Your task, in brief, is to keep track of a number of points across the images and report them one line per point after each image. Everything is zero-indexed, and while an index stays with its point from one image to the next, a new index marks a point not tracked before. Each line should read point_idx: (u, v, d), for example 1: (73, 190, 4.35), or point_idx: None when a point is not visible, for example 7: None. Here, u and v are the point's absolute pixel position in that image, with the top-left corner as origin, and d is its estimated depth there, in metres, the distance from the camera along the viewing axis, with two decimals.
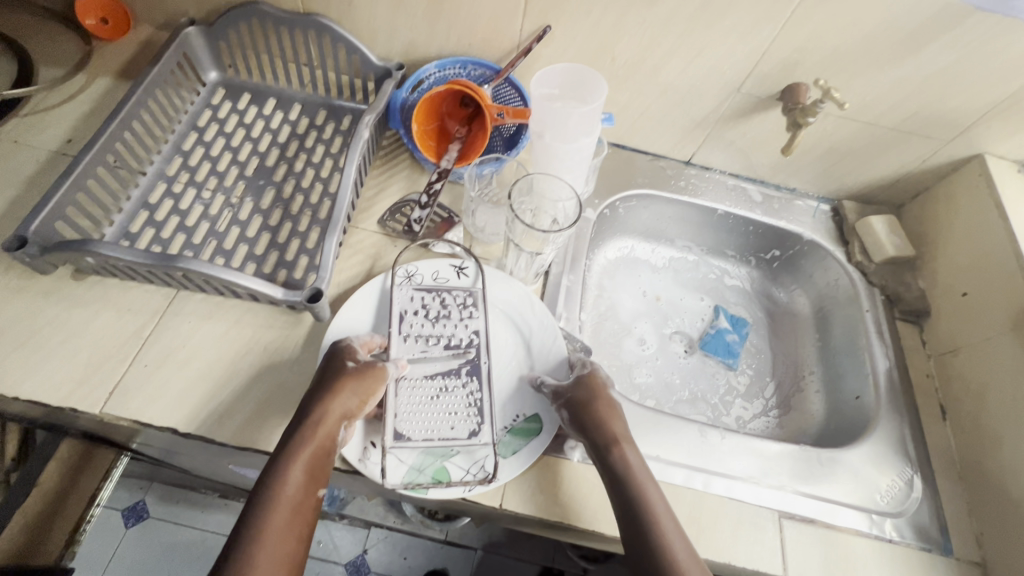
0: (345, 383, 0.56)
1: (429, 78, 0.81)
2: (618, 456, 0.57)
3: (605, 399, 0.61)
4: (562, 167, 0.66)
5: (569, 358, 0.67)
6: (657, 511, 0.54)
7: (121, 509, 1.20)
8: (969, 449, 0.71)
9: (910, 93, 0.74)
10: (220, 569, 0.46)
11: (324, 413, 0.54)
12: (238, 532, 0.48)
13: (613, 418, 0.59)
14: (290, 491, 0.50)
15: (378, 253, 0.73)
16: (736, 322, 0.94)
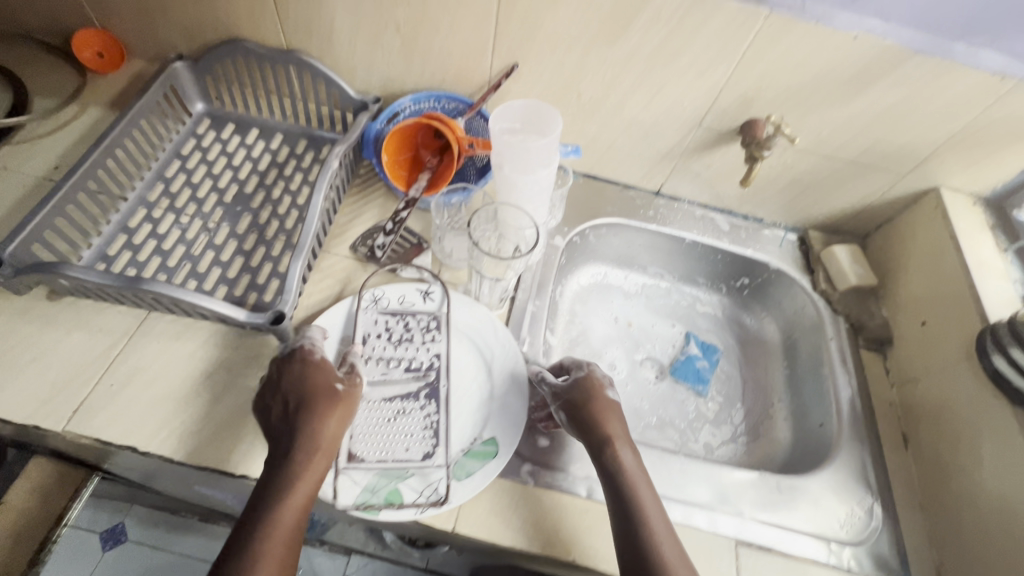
0: (337, 409, 0.57)
1: (404, 111, 0.85)
2: (611, 456, 0.60)
3: (603, 400, 0.64)
4: (523, 198, 0.69)
5: (571, 361, 0.70)
6: (646, 508, 0.57)
7: (100, 531, 1.18)
8: (929, 478, 0.71)
9: (863, 129, 0.77)
10: None
11: (319, 442, 0.55)
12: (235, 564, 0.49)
13: (610, 418, 0.63)
14: (287, 525, 0.52)
15: (348, 277, 0.75)
16: (706, 349, 0.95)
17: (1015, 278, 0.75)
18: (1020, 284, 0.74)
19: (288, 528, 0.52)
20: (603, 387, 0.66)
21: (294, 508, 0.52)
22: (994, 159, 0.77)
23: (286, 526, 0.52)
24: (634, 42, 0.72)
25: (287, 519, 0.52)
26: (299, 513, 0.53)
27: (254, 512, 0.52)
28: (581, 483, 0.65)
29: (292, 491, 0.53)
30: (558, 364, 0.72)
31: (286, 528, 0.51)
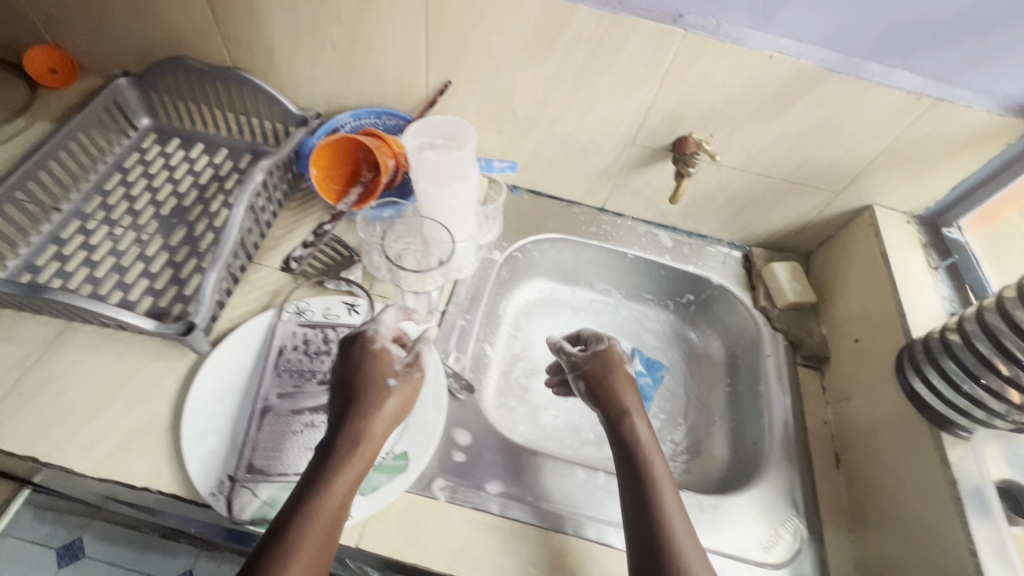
0: (388, 404, 0.59)
1: (344, 126, 0.86)
2: (627, 425, 0.66)
3: (622, 372, 0.72)
4: (445, 212, 0.69)
5: (590, 333, 0.78)
6: (661, 476, 0.62)
7: (54, 546, 1.04)
8: (857, 500, 0.69)
9: (790, 147, 0.78)
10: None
11: (367, 434, 0.57)
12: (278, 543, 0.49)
13: (626, 390, 0.70)
14: (331, 508, 0.52)
15: (278, 290, 0.75)
16: (650, 365, 0.93)
17: (946, 296, 0.74)
18: (950, 302, 0.74)
19: (327, 519, 0.51)
20: (624, 361, 0.73)
21: (334, 498, 0.52)
22: (924, 178, 0.78)
23: (325, 516, 0.51)
24: (560, 60, 0.73)
25: (326, 508, 0.51)
26: (338, 507, 0.52)
27: (300, 495, 0.52)
28: (494, 498, 0.64)
29: (333, 481, 0.53)
30: (575, 335, 0.80)
31: (324, 518, 0.51)
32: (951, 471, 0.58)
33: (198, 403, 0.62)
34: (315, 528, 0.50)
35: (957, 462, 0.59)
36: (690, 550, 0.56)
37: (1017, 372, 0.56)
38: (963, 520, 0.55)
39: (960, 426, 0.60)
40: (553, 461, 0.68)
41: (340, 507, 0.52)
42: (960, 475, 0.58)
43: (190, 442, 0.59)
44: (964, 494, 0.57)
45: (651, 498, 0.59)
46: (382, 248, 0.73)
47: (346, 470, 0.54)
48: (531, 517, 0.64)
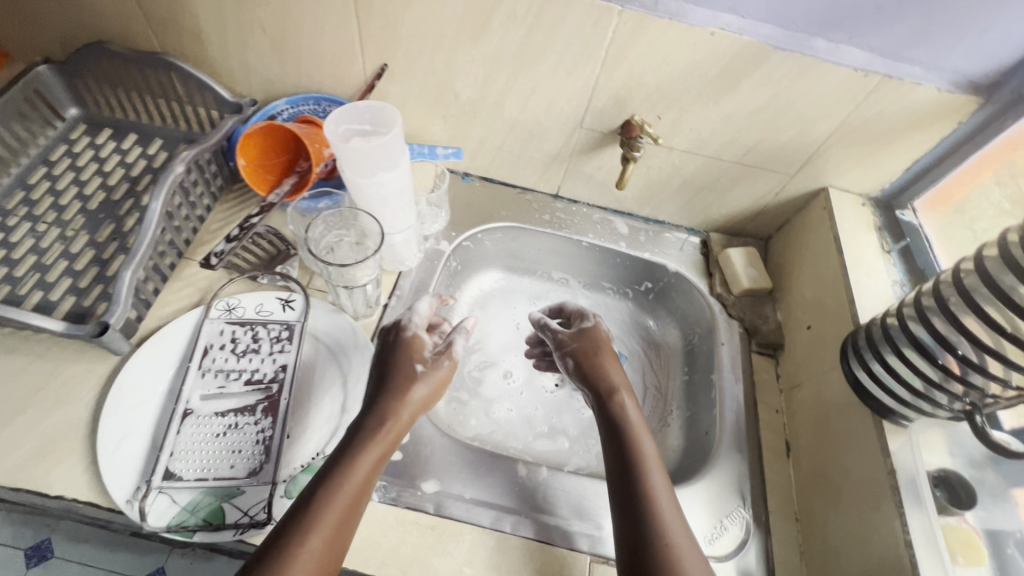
0: (416, 389, 0.62)
1: (281, 114, 0.82)
2: (615, 400, 0.68)
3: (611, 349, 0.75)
4: (374, 201, 0.66)
5: (575, 310, 0.80)
6: (650, 454, 0.63)
7: None
8: (804, 490, 0.68)
9: (741, 128, 0.75)
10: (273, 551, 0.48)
11: (394, 416, 0.59)
12: (295, 518, 0.50)
13: (612, 366, 0.72)
14: (354, 484, 0.53)
15: (209, 286, 0.72)
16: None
17: (896, 279, 0.72)
18: (900, 286, 0.72)
19: (351, 493, 0.53)
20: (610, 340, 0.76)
21: (358, 475, 0.54)
22: (878, 157, 0.75)
23: (350, 491, 0.53)
24: (496, 40, 0.70)
25: (351, 483, 0.53)
26: (363, 484, 0.54)
27: (324, 471, 0.54)
28: (429, 497, 0.63)
29: (360, 458, 0.55)
30: (558, 309, 0.82)
31: (349, 492, 0.52)
32: (890, 459, 0.57)
33: (117, 406, 0.60)
34: (338, 501, 0.51)
35: (896, 452, 0.57)
36: (676, 522, 0.57)
37: (965, 369, 0.53)
38: (900, 511, 0.54)
39: (902, 416, 0.58)
40: (493, 457, 0.67)
41: (364, 484, 0.54)
42: (898, 464, 0.57)
43: (107, 448, 0.57)
44: (901, 485, 0.55)
45: (639, 472, 0.60)
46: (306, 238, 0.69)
47: (371, 448, 0.56)
48: (469, 515, 0.62)
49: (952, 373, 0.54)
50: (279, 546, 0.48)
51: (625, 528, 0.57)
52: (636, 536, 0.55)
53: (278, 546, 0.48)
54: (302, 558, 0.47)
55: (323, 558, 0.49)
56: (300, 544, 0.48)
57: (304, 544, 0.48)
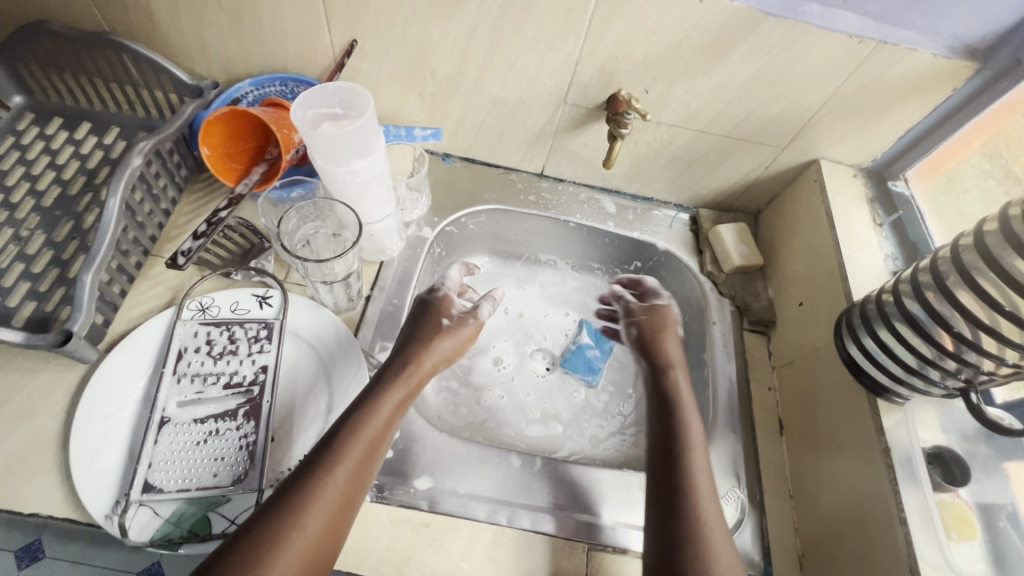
0: (443, 340, 0.70)
1: (245, 96, 0.77)
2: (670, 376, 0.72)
3: (673, 335, 0.78)
4: (349, 189, 0.62)
5: (651, 286, 0.85)
6: (698, 435, 0.65)
7: None
8: (798, 466, 0.69)
9: (731, 100, 0.72)
10: (304, 478, 0.53)
11: (418, 362, 0.65)
12: (323, 451, 0.55)
13: (674, 346, 0.77)
14: (378, 423, 0.58)
15: (180, 285, 0.69)
16: (600, 337, 0.90)
17: (889, 254, 0.72)
18: (893, 260, 0.71)
19: (375, 430, 0.58)
20: (673, 326, 0.79)
21: (381, 416, 0.59)
22: (872, 126, 0.73)
23: (375, 428, 0.58)
24: (472, 12, 0.65)
25: (376, 420, 0.58)
26: (387, 423, 0.59)
27: (351, 410, 0.59)
28: (423, 495, 0.61)
29: (384, 400, 0.60)
30: (636, 281, 0.87)
31: (373, 429, 0.57)
32: (885, 438, 0.57)
33: (89, 418, 0.57)
34: (363, 437, 0.57)
35: (890, 430, 0.57)
36: (710, 500, 0.59)
37: (960, 346, 0.53)
38: (894, 488, 0.54)
39: (896, 393, 0.58)
40: (486, 450, 0.65)
41: (386, 425, 0.59)
42: (893, 442, 0.57)
43: (81, 462, 0.54)
44: (895, 463, 0.55)
45: (684, 448, 0.63)
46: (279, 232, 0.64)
47: (395, 389, 0.62)
48: (463, 510, 0.61)
49: (946, 350, 0.54)
50: (308, 476, 0.53)
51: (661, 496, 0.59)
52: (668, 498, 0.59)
53: (307, 475, 0.53)
54: (330, 486, 0.53)
55: (347, 487, 0.54)
56: (327, 475, 0.53)
57: (331, 474, 0.53)
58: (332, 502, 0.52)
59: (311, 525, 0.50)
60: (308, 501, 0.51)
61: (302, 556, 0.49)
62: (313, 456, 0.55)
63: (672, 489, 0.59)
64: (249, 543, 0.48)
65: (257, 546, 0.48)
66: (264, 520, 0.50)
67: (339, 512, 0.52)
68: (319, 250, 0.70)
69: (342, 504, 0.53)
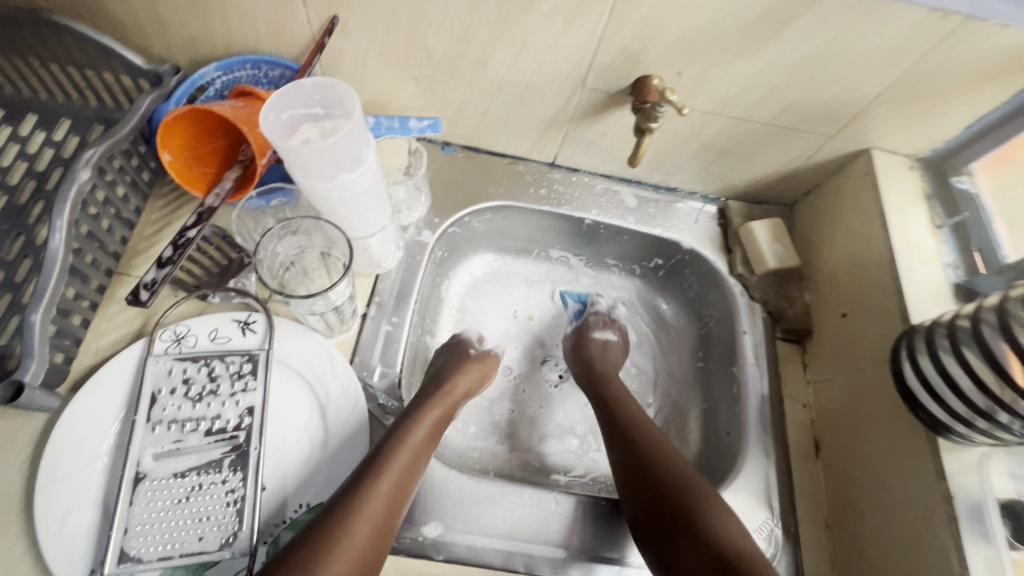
0: (471, 366, 0.69)
1: (213, 83, 0.67)
2: (591, 370, 0.73)
3: (595, 339, 0.77)
4: (337, 205, 0.54)
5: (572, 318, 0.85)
6: (620, 391, 0.69)
7: None
8: (836, 495, 0.63)
9: (778, 83, 0.61)
10: (348, 489, 0.51)
11: (451, 386, 0.65)
12: (366, 462, 0.53)
13: (593, 348, 0.76)
14: (419, 435, 0.57)
15: (151, 309, 0.61)
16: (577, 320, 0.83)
17: (949, 262, 0.64)
18: (954, 270, 0.64)
19: (416, 442, 0.56)
20: (591, 329, 0.78)
21: (421, 428, 0.58)
22: (937, 112, 0.63)
23: (416, 441, 0.56)
24: None
25: (417, 432, 0.57)
26: (427, 439, 0.58)
27: (393, 424, 0.58)
28: (432, 544, 0.56)
29: (423, 416, 0.59)
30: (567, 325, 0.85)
31: (414, 443, 0.56)
32: (945, 483, 0.52)
33: (54, 475, 0.50)
34: (405, 449, 0.55)
35: (953, 475, 0.52)
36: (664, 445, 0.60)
37: None
38: (957, 543, 0.50)
39: (956, 432, 0.52)
40: (499, 488, 0.60)
41: (425, 439, 0.57)
42: (955, 490, 0.51)
43: (48, 528, 0.48)
44: (959, 513, 0.51)
45: (619, 414, 0.65)
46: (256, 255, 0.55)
47: (433, 408, 0.61)
48: (477, 556, 0.56)
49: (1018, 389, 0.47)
50: (351, 488, 0.51)
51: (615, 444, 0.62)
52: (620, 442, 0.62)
53: (351, 488, 0.51)
54: (373, 496, 0.50)
55: (388, 499, 0.51)
56: (370, 486, 0.51)
57: (376, 485, 0.51)
58: (375, 514, 0.50)
59: (356, 538, 0.48)
60: (352, 514, 0.49)
61: (346, 572, 0.46)
62: (357, 468, 0.53)
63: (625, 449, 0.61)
64: (295, 557, 0.45)
65: (303, 559, 0.45)
66: (308, 534, 0.47)
67: (379, 525, 0.50)
68: (305, 269, 0.62)
69: (384, 517, 0.50)
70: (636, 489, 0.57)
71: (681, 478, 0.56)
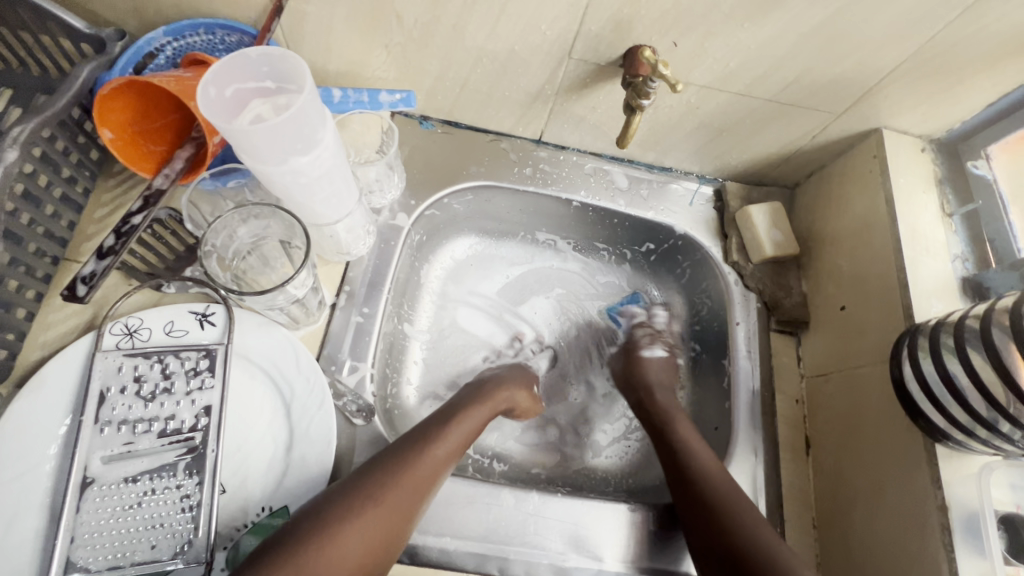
0: (523, 388, 0.68)
1: (163, 49, 0.60)
2: (649, 402, 0.68)
3: (648, 357, 0.73)
4: (292, 191, 0.49)
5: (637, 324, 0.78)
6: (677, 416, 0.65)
7: None
8: (824, 496, 0.61)
9: (784, 55, 0.56)
10: (403, 444, 0.53)
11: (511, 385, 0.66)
12: (424, 426, 0.56)
13: (653, 371, 0.72)
14: (476, 419, 0.59)
15: (103, 298, 0.57)
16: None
17: (959, 254, 0.60)
18: (963, 263, 0.60)
19: (472, 423, 0.59)
20: (640, 347, 0.74)
21: (477, 415, 0.60)
22: (955, 89, 0.58)
23: (473, 421, 0.59)
24: None
25: (477, 411, 0.60)
26: (481, 422, 0.60)
27: (451, 404, 0.61)
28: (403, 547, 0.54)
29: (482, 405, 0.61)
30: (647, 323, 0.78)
31: (471, 422, 0.58)
32: (942, 492, 0.49)
33: None
34: (463, 426, 0.57)
35: (949, 484, 0.50)
36: (717, 468, 0.57)
37: None
38: (949, 555, 0.48)
39: (953, 439, 0.49)
40: (474, 488, 0.57)
41: (479, 424, 0.60)
42: (951, 499, 0.49)
43: None
44: (954, 524, 0.48)
45: (669, 434, 0.62)
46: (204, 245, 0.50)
47: (495, 396, 0.63)
48: (451, 558, 0.54)
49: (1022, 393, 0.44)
50: (411, 447, 0.53)
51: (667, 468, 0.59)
52: (673, 465, 0.59)
53: (408, 446, 0.53)
54: (430, 458, 0.53)
55: (441, 464, 0.53)
56: (428, 447, 0.53)
57: (432, 447, 0.53)
58: (428, 474, 0.52)
59: (408, 490, 0.50)
60: (405, 466, 0.51)
61: (392, 519, 0.48)
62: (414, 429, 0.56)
63: (671, 465, 0.59)
64: (352, 492, 0.48)
65: (361, 492, 0.49)
66: (367, 472, 0.50)
67: (429, 485, 0.51)
68: (265, 257, 0.58)
69: (434, 478, 0.52)
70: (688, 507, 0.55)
71: (732, 499, 0.54)
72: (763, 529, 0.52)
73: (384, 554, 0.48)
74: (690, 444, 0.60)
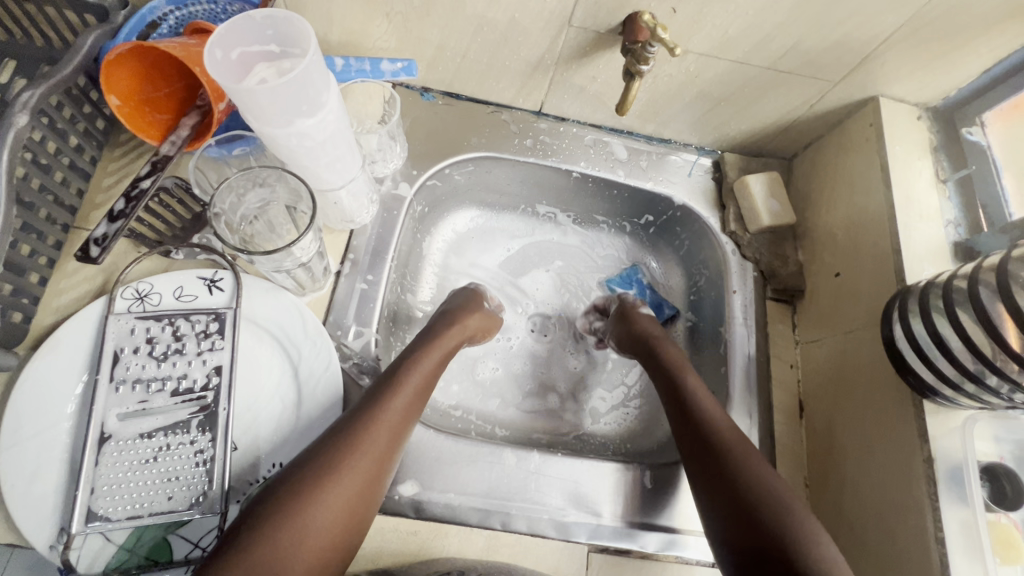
0: (474, 316, 0.68)
1: (166, 19, 0.61)
2: (655, 353, 0.66)
3: (643, 313, 0.72)
4: (298, 154, 0.50)
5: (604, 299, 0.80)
6: (683, 365, 0.64)
7: None
8: (815, 456, 0.63)
9: (783, 20, 0.56)
10: (357, 407, 0.53)
11: (462, 324, 0.66)
12: (376, 387, 0.55)
13: (652, 324, 0.71)
14: (424, 370, 0.59)
15: (114, 265, 0.58)
16: (653, 309, 0.79)
17: (951, 219, 0.61)
18: (955, 228, 0.61)
19: (423, 372, 0.59)
20: (635, 307, 0.73)
21: (426, 364, 0.60)
22: (952, 54, 0.59)
23: (424, 370, 0.59)
24: None
25: (427, 360, 0.60)
26: (433, 369, 0.60)
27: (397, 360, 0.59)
28: (408, 502, 0.56)
29: (426, 354, 0.61)
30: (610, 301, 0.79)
31: (422, 371, 0.58)
32: (928, 446, 0.51)
33: (17, 437, 0.49)
34: (414, 376, 0.57)
35: (936, 438, 0.52)
36: (726, 422, 0.57)
37: None
38: (933, 504, 0.50)
39: (942, 395, 0.51)
40: (477, 447, 0.59)
41: (430, 373, 0.59)
42: (937, 452, 0.51)
43: (14, 489, 0.47)
44: (939, 476, 0.50)
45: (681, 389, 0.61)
46: (211, 208, 0.51)
47: (444, 340, 0.63)
48: (454, 513, 0.56)
49: (1008, 349, 0.45)
50: (366, 405, 0.53)
51: (677, 421, 0.59)
52: (684, 419, 0.58)
53: (364, 405, 0.53)
54: (388, 413, 0.53)
55: (401, 416, 0.53)
56: (384, 404, 0.53)
57: (389, 404, 0.53)
58: (389, 428, 0.52)
59: (372, 449, 0.50)
60: (364, 426, 0.51)
61: (362, 479, 0.49)
62: (368, 391, 0.55)
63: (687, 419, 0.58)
64: (315, 460, 0.48)
65: (322, 460, 0.48)
66: (326, 439, 0.50)
67: (392, 438, 0.52)
68: (271, 223, 0.60)
69: (396, 431, 0.52)
70: (701, 458, 0.54)
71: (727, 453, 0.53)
72: (767, 472, 0.52)
73: (362, 513, 0.48)
74: (699, 400, 0.59)
